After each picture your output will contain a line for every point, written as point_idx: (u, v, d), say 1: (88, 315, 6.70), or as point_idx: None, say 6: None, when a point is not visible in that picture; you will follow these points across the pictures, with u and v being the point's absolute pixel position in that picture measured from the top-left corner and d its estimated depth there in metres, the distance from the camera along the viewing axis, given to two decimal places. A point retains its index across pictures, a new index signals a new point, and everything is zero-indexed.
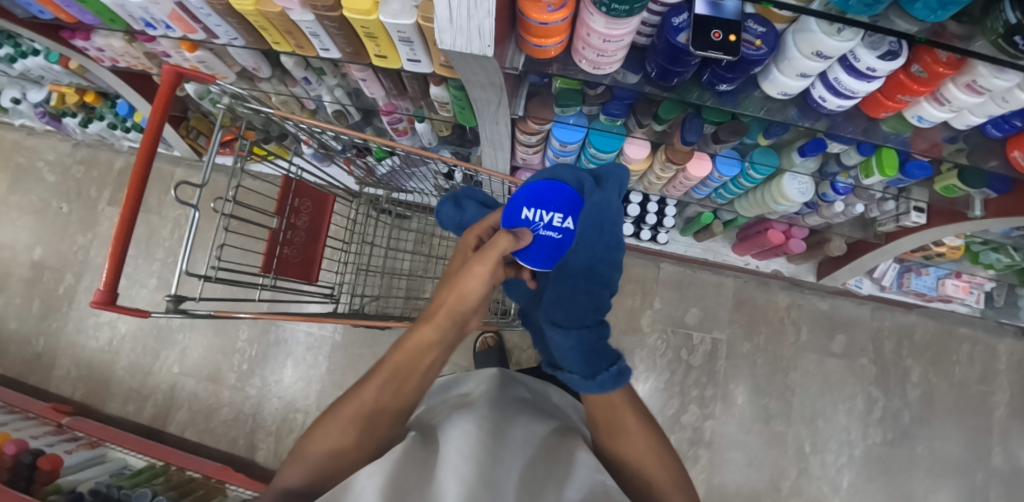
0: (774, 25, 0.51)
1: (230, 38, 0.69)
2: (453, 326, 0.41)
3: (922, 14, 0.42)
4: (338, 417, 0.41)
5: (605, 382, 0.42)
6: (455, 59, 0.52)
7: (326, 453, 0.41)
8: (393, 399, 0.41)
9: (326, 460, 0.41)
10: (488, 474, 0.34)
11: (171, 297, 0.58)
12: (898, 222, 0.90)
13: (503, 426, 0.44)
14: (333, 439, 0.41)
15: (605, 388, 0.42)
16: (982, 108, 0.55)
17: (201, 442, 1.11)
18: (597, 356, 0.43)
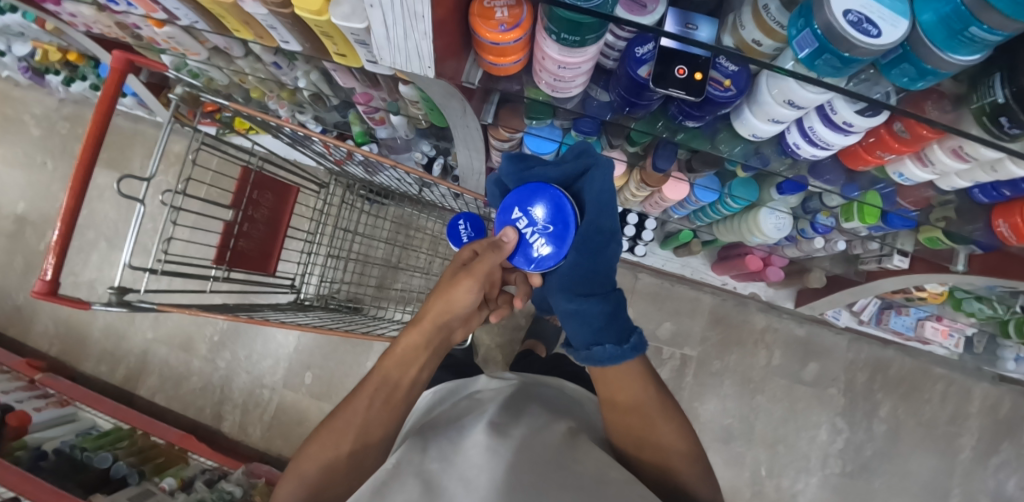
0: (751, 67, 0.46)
1: (192, 21, 0.66)
2: (438, 332, 0.48)
3: (899, 81, 0.36)
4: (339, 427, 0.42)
5: (638, 343, 0.43)
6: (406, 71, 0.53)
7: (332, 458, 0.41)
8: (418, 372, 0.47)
9: (320, 476, 0.40)
10: (502, 479, 0.34)
11: (114, 290, 0.57)
12: (881, 263, 0.87)
13: (512, 421, 0.44)
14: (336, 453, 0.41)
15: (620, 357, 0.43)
16: (970, 173, 0.51)
17: (169, 408, 1.14)
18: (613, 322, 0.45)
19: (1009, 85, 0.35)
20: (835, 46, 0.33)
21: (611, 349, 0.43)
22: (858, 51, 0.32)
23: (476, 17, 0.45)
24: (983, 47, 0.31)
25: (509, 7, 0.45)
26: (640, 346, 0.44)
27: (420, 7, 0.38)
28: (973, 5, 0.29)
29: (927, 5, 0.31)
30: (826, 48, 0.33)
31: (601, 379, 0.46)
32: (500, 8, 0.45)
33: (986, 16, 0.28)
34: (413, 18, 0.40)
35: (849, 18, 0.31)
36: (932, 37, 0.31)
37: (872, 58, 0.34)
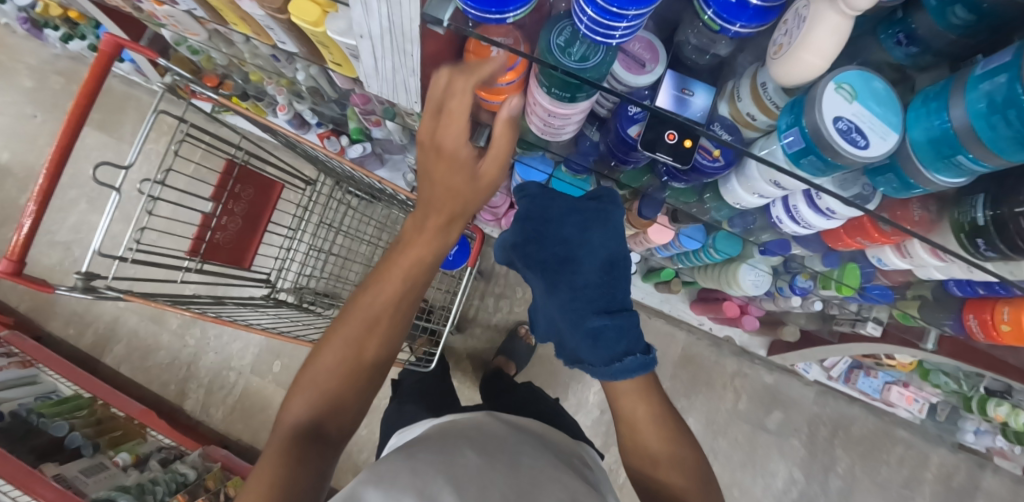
0: (744, 134, 0.44)
1: (190, 7, 0.65)
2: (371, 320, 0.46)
3: (884, 187, 0.37)
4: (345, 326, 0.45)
5: (630, 365, 0.44)
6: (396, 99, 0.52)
7: (333, 377, 0.44)
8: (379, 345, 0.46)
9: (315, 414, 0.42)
10: None
11: (80, 275, 0.55)
12: (853, 328, 0.89)
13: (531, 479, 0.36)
14: (323, 382, 0.43)
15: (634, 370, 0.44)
16: (946, 269, 0.51)
17: (133, 379, 1.13)
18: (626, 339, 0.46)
19: (988, 208, 0.34)
20: (823, 150, 0.32)
21: (636, 360, 0.44)
22: (843, 159, 0.32)
23: None
24: (967, 173, 0.31)
25: None
26: (642, 362, 0.45)
27: (409, 48, 0.38)
28: (963, 135, 0.28)
29: (917, 121, 0.31)
30: (812, 149, 0.33)
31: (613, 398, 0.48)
32: None
33: (975, 149, 0.28)
34: (403, 55, 0.39)
35: (840, 125, 0.31)
36: (922, 157, 0.31)
37: (857, 165, 0.33)
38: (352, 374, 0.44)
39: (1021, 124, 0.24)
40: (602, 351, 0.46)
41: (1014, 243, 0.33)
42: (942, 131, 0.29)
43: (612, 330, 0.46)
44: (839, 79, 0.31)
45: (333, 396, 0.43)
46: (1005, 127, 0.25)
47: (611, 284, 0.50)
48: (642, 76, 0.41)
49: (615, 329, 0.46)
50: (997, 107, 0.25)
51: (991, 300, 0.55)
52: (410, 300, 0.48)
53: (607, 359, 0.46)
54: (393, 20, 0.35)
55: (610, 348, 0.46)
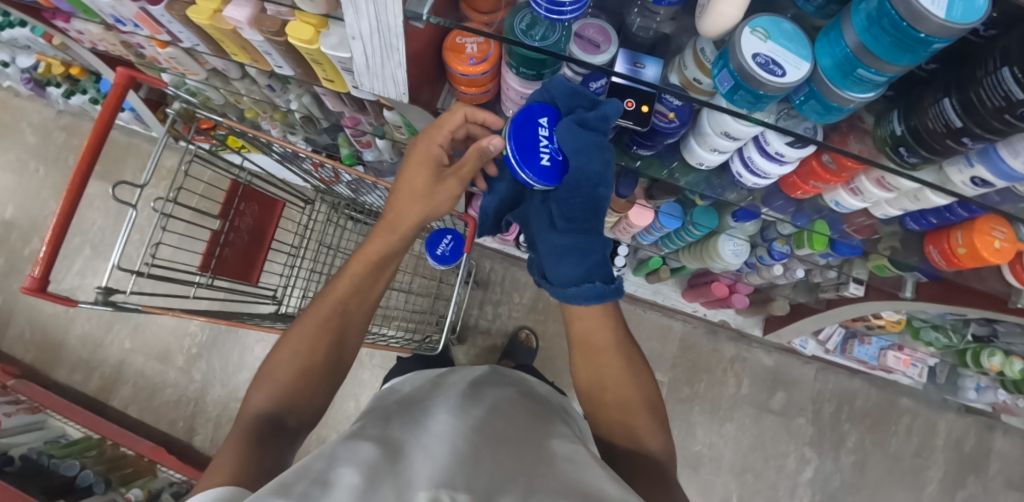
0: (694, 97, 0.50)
1: (194, 44, 0.72)
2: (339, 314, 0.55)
3: (813, 115, 0.44)
4: (311, 317, 0.54)
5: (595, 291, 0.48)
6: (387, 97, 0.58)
7: (294, 375, 0.50)
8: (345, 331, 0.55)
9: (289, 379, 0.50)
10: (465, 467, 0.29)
11: (100, 289, 0.60)
12: (838, 291, 0.92)
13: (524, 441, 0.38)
14: (290, 373, 0.50)
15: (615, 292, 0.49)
16: (897, 202, 0.58)
17: (141, 420, 1.13)
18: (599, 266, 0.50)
19: (903, 121, 0.43)
20: (749, 84, 0.40)
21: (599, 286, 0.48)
22: (768, 88, 0.39)
23: (448, 51, 0.50)
24: (871, 87, 0.39)
25: (478, 43, 0.50)
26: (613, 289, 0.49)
27: (397, 42, 0.43)
28: (859, 52, 0.36)
29: (823, 51, 0.39)
30: (740, 85, 0.40)
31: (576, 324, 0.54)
32: (469, 42, 0.50)
33: (869, 61, 0.36)
34: (389, 50, 0.45)
35: (758, 60, 0.38)
36: (831, 78, 0.39)
37: (781, 93, 0.41)
38: (308, 368, 0.51)
39: (895, 30, 0.32)
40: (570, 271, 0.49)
41: (927, 144, 0.41)
42: (843, 54, 0.37)
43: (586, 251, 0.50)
44: (752, 25, 0.39)
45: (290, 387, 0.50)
46: (885, 36, 0.33)
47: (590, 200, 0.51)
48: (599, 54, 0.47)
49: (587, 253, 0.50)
50: (876, 20, 0.33)
51: (947, 230, 0.61)
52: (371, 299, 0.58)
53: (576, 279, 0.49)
54: (380, 18, 0.41)
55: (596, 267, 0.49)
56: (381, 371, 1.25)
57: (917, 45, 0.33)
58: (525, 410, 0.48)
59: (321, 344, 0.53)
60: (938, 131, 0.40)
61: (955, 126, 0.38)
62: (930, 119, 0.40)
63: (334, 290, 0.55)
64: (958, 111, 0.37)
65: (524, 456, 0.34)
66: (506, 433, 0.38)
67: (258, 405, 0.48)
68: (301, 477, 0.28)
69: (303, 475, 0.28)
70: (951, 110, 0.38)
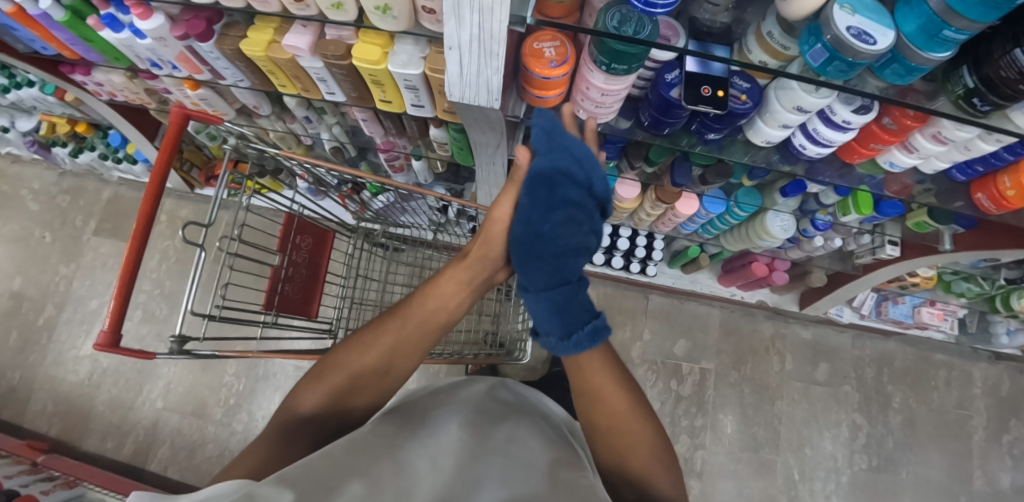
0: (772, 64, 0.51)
1: (236, 80, 0.71)
2: (410, 329, 0.53)
3: (892, 78, 0.48)
4: (382, 327, 0.52)
5: (579, 338, 0.51)
6: (461, 110, 0.58)
7: (344, 381, 0.49)
8: (407, 340, 0.53)
9: (342, 384, 0.49)
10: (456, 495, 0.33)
11: (177, 337, 0.58)
12: (874, 255, 0.96)
13: (530, 462, 0.41)
14: (340, 380, 0.49)
15: (581, 346, 0.51)
16: (947, 155, 0.61)
17: (183, 482, 1.06)
18: (566, 312, 0.53)
19: (974, 72, 0.46)
20: (843, 54, 0.44)
21: (565, 339, 0.52)
22: (861, 56, 0.43)
23: (528, 57, 0.52)
24: (952, 46, 0.42)
25: (556, 47, 0.52)
26: (588, 334, 0.51)
27: (497, 48, 0.44)
28: (944, 15, 0.40)
29: (906, 17, 0.43)
30: (835, 56, 0.44)
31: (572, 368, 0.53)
32: (547, 48, 0.52)
33: (954, 21, 0.40)
34: (488, 56, 0.45)
35: (852, 31, 0.42)
36: (914, 41, 0.43)
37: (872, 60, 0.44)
38: (358, 374, 0.50)
39: None
40: (550, 324, 0.54)
41: (1000, 91, 0.44)
42: (926, 17, 0.41)
43: (550, 311, 0.54)
44: (841, 2, 0.43)
45: (339, 391, 0.49)
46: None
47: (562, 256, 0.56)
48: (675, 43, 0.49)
49: (554, 312, 0.54)
50: None
51: (991, 176, 0.64)
52: (437, 331, 0.55)
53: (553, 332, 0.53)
54: (485, 24, 0.41)
55: (559, 325, 0.53)
56: None
57: (1005, 0, 0.36)
58: (540, 435, 0.50)
59: (381, 352, 0.51)
60: (1012, 78, 0.42)
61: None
62: (1001, 68, 0.43)
63: (398, 316, 0.53)
64: None
65: (519, 471, 0.39)
66: (519, 461, 0.41)
67: (304, 405, 0.47)
68: (305, 474, 0.31)
69: (306, 476, 0.30)
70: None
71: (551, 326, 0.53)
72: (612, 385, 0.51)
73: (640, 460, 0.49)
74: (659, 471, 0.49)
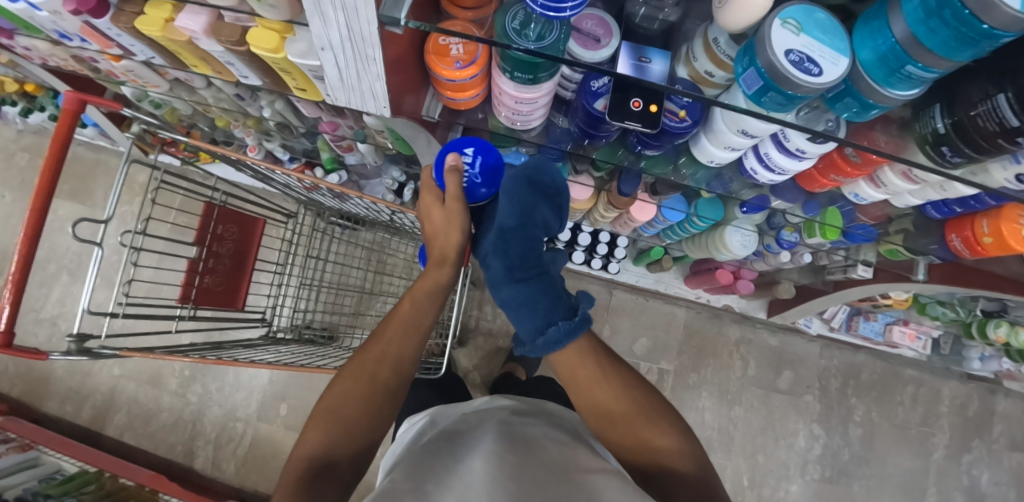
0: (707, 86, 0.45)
1: (149, 56, 0.65)
2: (412, 331, 0.47)
3: (844, 112, 0.39)
4: (384, 333, 0.46)
5: (571, 325, 0.44)
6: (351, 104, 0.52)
7: (357, 410, 0.43)
8: (411, 345, 0.46)
9: (352, 415, 0.42)
10: None
11: (73, 338, 0.56)
12: (846, 273, 0.89)
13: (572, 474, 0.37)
14: (346, 411, 0.42)
15: (573, 332, 0.44)
16: (920, 192, 0.53)
17: (139, 447, 1.09)
18: (555, 304, 0.46)
19: (946, 115, 0.37)
20: (780, 85, 0.34)
21: (563, 325, 0.44)
22: (802, 89, 0.34)
23: (432, 55, 0.47)
24: (919, 83, 0.33)
25: (464, 44, 0.46)
26: (579, 322, 0.45)
27: (372, 53, 0.40)
28: (907, 45, 0.31)
29: (864, 42, 0.33)
30: (771, 85, 0.35)
31: (558, 365, 0.46)
32: (454, 45, 0.46)
33: (919, 55, 0.31)
34: (366, 61, 0.42)
35: (791, 57, 0.33)
36: (873, 74, 0.34)
37: (816, 94, 0.35)
38: (369, 395, 0.43)
39: (955, 24, 0.27)
40: (528, 324, 0.46)
41: (975, 143, 0.36)
42: (887, 46, 0.32)
43: (537, 299, 0.46)
44: (783, 16, 0.34)
45: (347, 420, 0.42)
46: (944, 30, 0.28)
47: (523, 242, 0.49)
48: (596, 50, 0.41)
49: (547, 297, 0.46)
50: (933, 12, 0.28)
51: (970, 217, 0.57)
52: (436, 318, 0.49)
53: (535, 330, 0.45)
54: (352, 27, 0.37)
55: (558, 310, 0.46)
56: None
57: (981, 38, 0.27)
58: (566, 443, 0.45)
59: (385, 375, 0.45)
60: (990, 131, 0.34)
61: (1013, 126, 0.33)
62: (977, 115, 0.34)
63: (391, 324, 0.47)
64: (1019, 106, 0.32)
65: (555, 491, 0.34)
66: (551, 476, 0.36)
67: (312, 446, 0.40)
68: None
69: None
70: (1008, 106, 0.33)
71: (552, 315, 0.45)
72: (607, 367, 0.46)
73: (659, 445, 0.43)
74: (679, 454, 0.43)
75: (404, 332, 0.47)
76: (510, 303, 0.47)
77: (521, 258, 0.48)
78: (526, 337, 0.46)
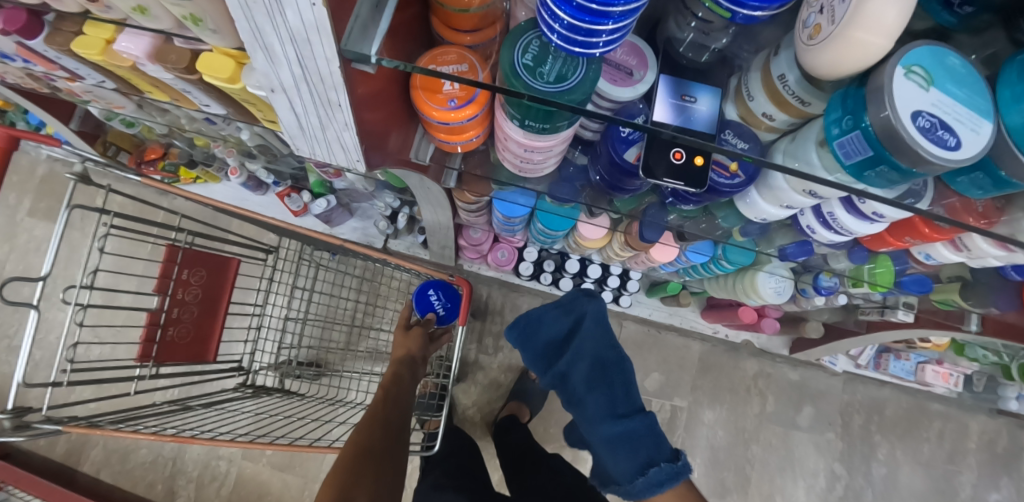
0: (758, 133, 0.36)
1: (100, 79, 0.57)
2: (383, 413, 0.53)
3: (970, 187, 0.28)
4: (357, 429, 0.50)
5: (666, 471, 0.47)
6: (312, 150, 0.45)
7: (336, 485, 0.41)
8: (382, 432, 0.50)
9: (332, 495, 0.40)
10: None
11: (4, 417, 0.47)
12: (882, 315, 0.82)
13: None
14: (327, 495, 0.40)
15: (671, 476, 0.47)
16: (1010, 257, 0.44)
17: (115, 486, 1.03)
18: (657, 442, 0.50)
19: None
20: (895, 158, 0.23)
21: (666, 467, 0.47)
22: (930, 169, 0.23)
23: (420, 91, 0.38)
24: None
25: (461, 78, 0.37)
26: (678, 465, 0.47)
27: (336, 97, 0.32)
28: None
29: (1014, 102, 0.23)
30: (882, 157, 0.24)
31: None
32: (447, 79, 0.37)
33: None
34: (330, 108, 0.34)
35: (919, 122, 0.22)
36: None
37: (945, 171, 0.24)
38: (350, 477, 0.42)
39: None
40: (628, 464, 0.50)
41: None
42: None
43: (636, 437, 0.51)
44: (907, 61, 0.22)
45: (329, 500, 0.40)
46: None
47: (609, 385, 0.59)
48: (628, 85, 0.33)
49: (647, 435, 0.51)
50: None
51: None
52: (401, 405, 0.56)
53: (633, 473, 0.49)
54: (306, 64, 0.29)
55: (654, 448, 0.50)
56: None
57: None
58: None
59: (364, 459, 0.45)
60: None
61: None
62: None
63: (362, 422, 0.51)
64: None
65: None
66: None
67: None
68: None
69: None
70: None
71: (655, 454, 0.49)
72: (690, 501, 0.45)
73: None
74: None
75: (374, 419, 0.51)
76: (609, 447, 0.53)
77: (614, 402, 0.57)
78: (625, 477, 0.50)
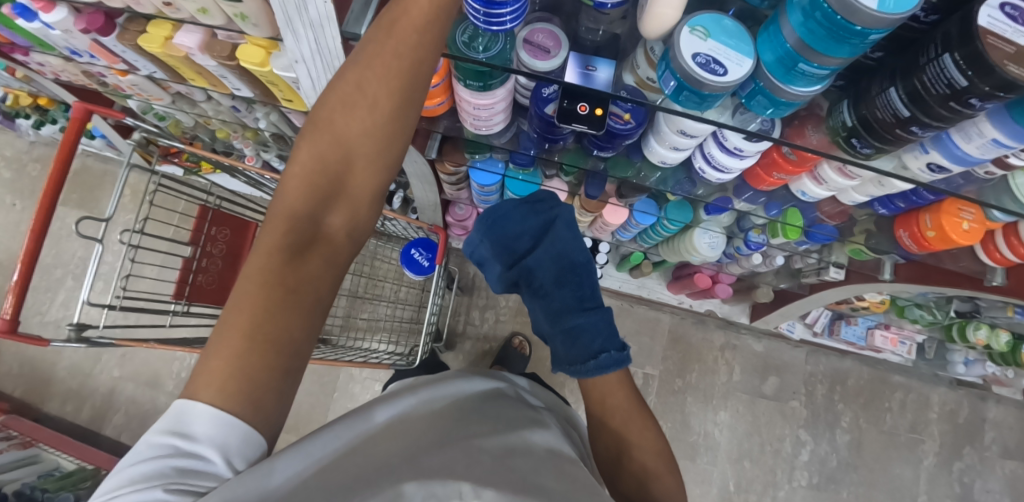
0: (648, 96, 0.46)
1: (151, 70, 0.71)
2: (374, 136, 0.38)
3: (761, 108, 0.40)
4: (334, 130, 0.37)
5: (613, 358, 0.53)
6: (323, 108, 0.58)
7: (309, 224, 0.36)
8: (373, 153, 0.39)
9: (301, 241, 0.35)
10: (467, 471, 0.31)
11: (73, 327, 0.59)
12: (819, 275, 0.91)
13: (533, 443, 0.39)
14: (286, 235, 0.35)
15: (618, 363, 0.53)
16: (863, 188, 0.56)
17: (134, 446, 1.13)
18: (609, 337, 0.56)
19: (853, 111, 0.39)
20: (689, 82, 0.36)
21: (615, 353, 0.54)
22: (710, 88, 0.36)
23: None
24: (815, 80, 0.35)
25: None
26: (622, 357, 0.54)
27: (338, 63, 0.45)
28: (797, 46, 0.33)
29: (764, 45, 0.36)
30: (684, 86, 0.37)
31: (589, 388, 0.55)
32: None
33: (809, 55, 0.33)
34: (333, 73, 0.48)
35: (699, 60, 0.35)
36: (774, 73, 0.36)
37: (727, 92, 0.38)
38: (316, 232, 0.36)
39: (828, 24, 0.29)
40: (587, 348, 0.55)
41: (878, 134, 0.38)
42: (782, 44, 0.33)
43: (599, 326, 0.57)
44: (691, 24, 0.36)
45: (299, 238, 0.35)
46: (821, 30, 0.30)
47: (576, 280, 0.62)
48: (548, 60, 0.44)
49: (605, 329, 0.57)
50: (810, 14, 0.30)
51: (915, 213, 0.60)
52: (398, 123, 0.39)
53: (589, 356, 0.54)
54: (320, 42, 0.42)
55: (606, 341, 0.56)
56: (370, 383, 1.24)
57: (851, 36, 0.29)
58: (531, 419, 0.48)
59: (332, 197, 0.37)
60: (939, 94, 0.31)
61: (961, 86, 0.29)
62: (877, 108, 0.36)
63: (337, 127, 0.37)
64: (906, 101, 0.33)
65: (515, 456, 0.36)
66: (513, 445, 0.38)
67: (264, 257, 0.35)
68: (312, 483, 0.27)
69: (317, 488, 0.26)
70: (955, 66, 0.29)
71: (608, 343, 0.55)
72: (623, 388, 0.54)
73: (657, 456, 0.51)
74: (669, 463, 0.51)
75: (368, 133, 0.38)
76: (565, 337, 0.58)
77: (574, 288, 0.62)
78: (580, 358, 0.55)
